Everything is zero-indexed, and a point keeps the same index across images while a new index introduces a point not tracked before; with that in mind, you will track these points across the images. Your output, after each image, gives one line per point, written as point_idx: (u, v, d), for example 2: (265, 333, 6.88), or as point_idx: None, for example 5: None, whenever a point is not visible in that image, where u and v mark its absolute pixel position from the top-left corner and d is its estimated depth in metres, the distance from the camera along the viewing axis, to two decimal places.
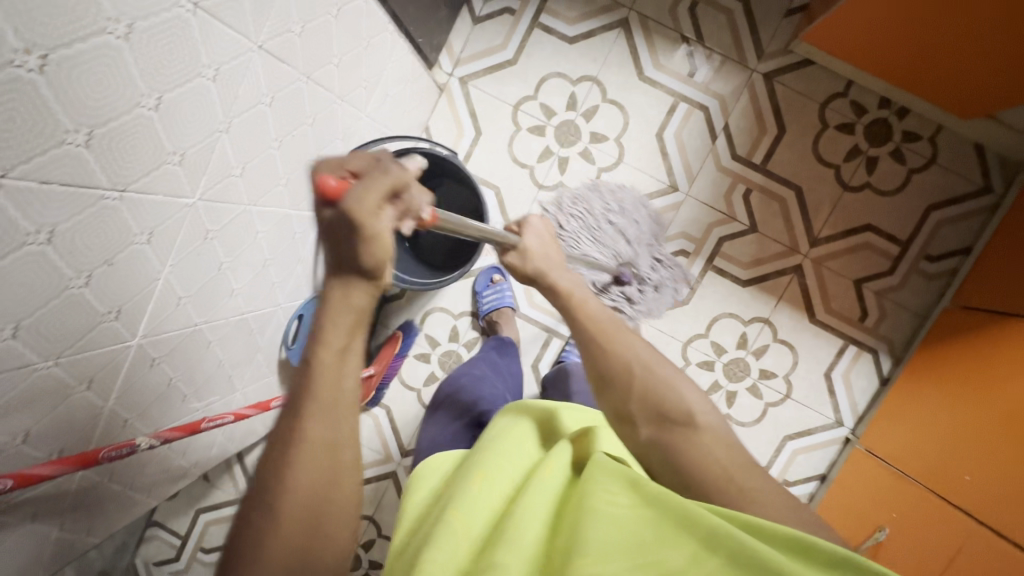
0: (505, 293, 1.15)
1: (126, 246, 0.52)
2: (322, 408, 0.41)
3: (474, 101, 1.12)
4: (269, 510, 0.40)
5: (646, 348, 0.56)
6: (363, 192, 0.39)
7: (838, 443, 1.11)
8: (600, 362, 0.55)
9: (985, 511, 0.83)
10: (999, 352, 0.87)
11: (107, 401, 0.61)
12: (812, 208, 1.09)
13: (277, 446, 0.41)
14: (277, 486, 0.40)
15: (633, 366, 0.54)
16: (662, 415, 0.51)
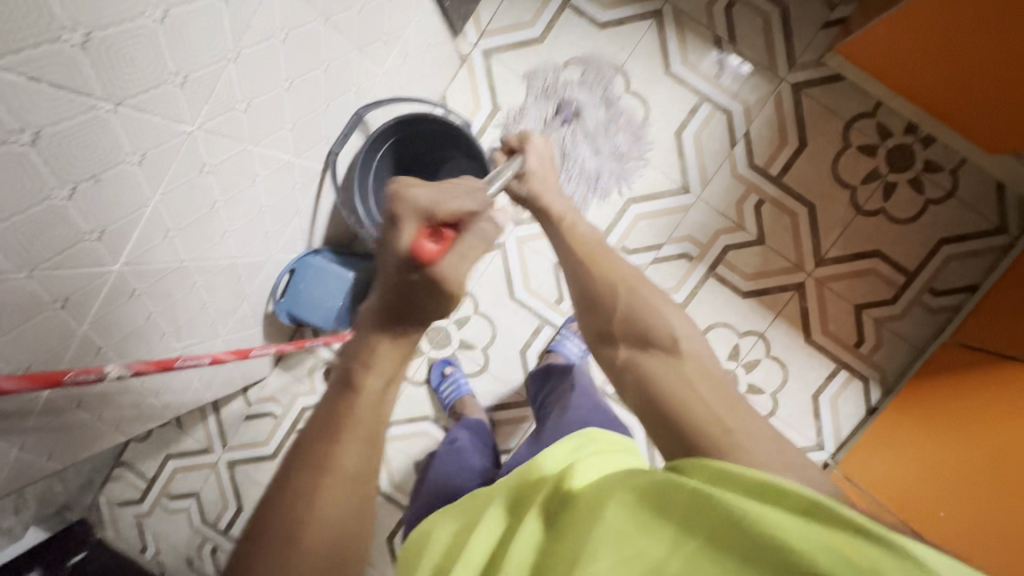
0: (461, 383, 1.12)
1: (115, 163, 0.49)
2: (361, 432, 0.45)
3: (495, 76, 1.10)
4: (288, 552, 0.40)
5: (633, 270, 0.63)
6: (460, 262, 0.50)
7: (816, 467, 1.10)
8: (589, 282, 0.62)
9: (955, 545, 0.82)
10: (991, 388, 0.86)
11: (82, 324, 0.59)
12: (822, 226, 1.07)
13: (308, 471, 0.42)
14: (299, 521, 0.41)
15: (618, 284, 0.61)
16: (642, 338, 0.56)
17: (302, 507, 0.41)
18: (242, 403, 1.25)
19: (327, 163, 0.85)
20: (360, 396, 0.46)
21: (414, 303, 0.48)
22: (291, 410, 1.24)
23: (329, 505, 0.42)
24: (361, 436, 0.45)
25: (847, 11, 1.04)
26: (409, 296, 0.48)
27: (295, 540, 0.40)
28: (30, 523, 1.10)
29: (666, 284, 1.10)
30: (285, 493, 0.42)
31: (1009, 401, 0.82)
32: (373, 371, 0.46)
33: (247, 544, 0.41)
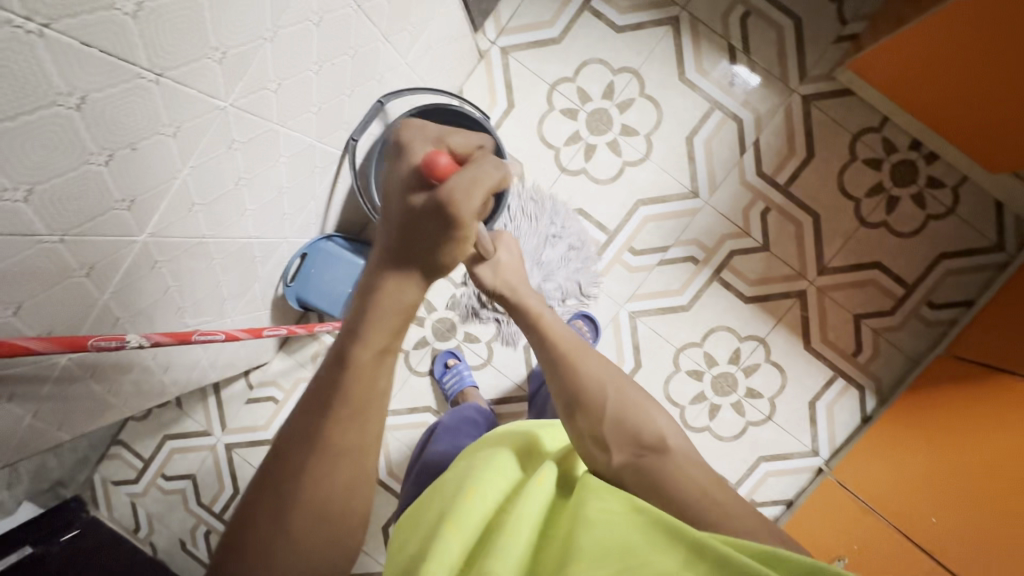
0: (464, 375, 1.14)
1: (152, 133, 0.50)
2: (352, 414, 0.46)
3: (512, 73, 1.11)
4: (281, 519, 0.44)
5: (608, 368, 0.65)
6: (469, 182, 0.45)
7: (809, 472, 1.12)
8: (576, 384, 0.62)
9: (949, 555, 0.84)
10: (988, 401, 0.89)
11: (104, 293, 0.60)
12: (826, 235, 1.09)
13: (300, 447, 0.45)
14: (292, 492, 0.44)
15: (606, 386, 0.62)
16: (636, 443, 0.58)
17: (297, 485, 0.44)
18: (243, 386, 1.25)
19: (346, 149, 0.86)
20: (352, 371, 0.46)
21: (417, 237, 0.47)
22: (292, 395, 1.25)
23: (319, 482, 0.45)
24: (352, 416, 0.46)
25: (858, 28, 1.06)
26: (414, 221, 0.46)
27: (287, 511, 0.44)
28: (23, 498, 1.10)
29: (671, 285, 1.12)
30: (280, 466, 0.45)
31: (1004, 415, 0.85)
32: (366, 344, 0.46)
33: (246, 507, 0.45)
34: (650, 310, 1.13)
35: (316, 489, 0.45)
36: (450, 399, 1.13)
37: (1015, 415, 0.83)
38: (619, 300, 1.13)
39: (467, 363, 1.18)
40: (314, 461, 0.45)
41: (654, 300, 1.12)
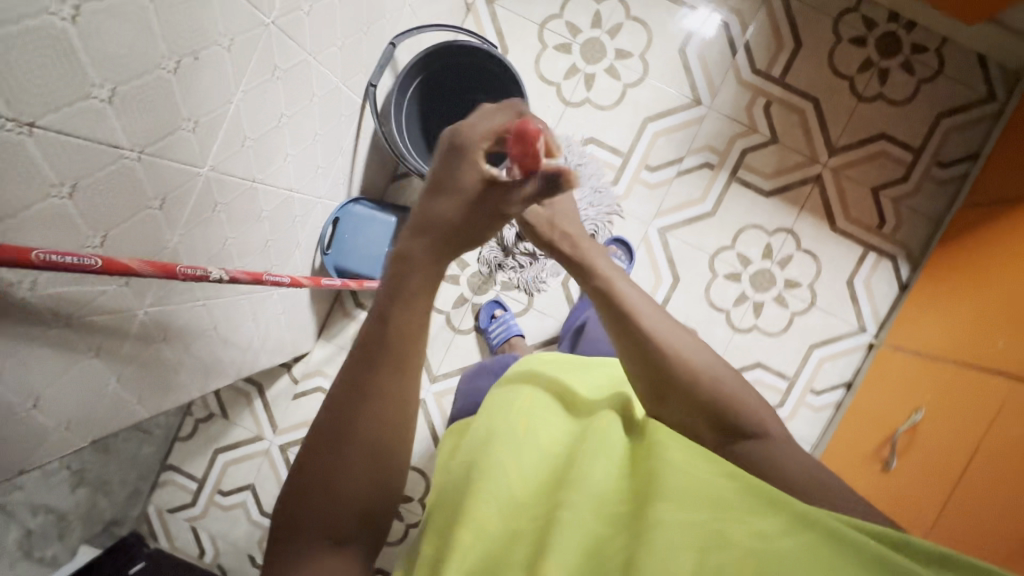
0: (511, 324, 1.14)
1: (210, 43, 0.51)
2: (392, 358, 0.45)
3: (501, 20, 1.14)
4: (337, 457, 0.44)
5: (701, 347, 0.56)
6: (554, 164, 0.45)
7: (862, 350, 1.16)
8: (661, 366, 0.53)
9: (1006, 370, 0.83)
10: None
11: (174, 234, 0.59)
12: (829, 117, 1.13)
13: (349, 390, 0.45)
14: (344, 433, 0.44)
15: (698, 370, 0.53)
16: (728, 427, 0.53)
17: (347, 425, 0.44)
18: (288, 382, 1.23)
19: (366, 96, 0.87)
20: (392, 323, 0.45)
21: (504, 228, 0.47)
22: None
23: (370, 422, 0.44)
24: (395, 360, 0.45)
25: None
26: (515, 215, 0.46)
27: (342, 448, 0.44)
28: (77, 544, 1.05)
29: (693, 195, 1.15)
30: (332, 408, 0.45)
31: None
32: (405, 301, 0.46)
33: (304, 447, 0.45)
34: (677, 224, 1.15)
35: (368, 428, 0.44)
36: (496, 349, 1.14)
37: None
38: (646, 220, 1.15)
39: (511, 311, 1.18)
40: (365, 404, 0.44)
41: (678, 212, 1.15)
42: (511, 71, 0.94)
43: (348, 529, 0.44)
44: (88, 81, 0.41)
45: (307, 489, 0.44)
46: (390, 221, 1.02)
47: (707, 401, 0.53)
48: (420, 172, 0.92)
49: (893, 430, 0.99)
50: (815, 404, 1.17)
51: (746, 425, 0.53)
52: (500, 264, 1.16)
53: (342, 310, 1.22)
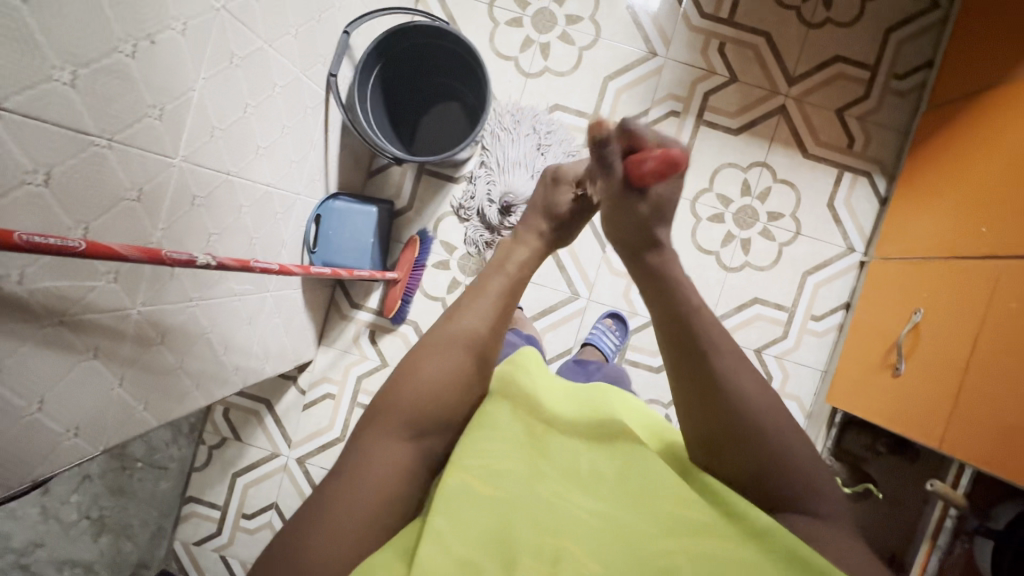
0: None
1: (164, 28, 0.52)
2: (495, 293, 0.58)
3: (451, 5, 1.16)
4: (439, 359, 0.53)
5: (769, 401, 0.51)
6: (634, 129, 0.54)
7: (853, 270, 1.17)
8: (725, 416, 0.50)
9: (996, 254, 0.84)
10: (1002, 107, 0.89)
11: (157, 229, 0.60)
12: (783, 49, 1.16)
13: (461, 307, 0.57)
14: (451, 337, 0.54)
15: (763, 433, 0.49)
16: (769, 490, 0.50)
17: (454, 336, 0.54)
18: (296, 394, 1.23)
19: (328, 87, 0.88)
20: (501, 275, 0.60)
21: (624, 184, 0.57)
22: (346, 385, 1.22)
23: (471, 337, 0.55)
24: (500, 295, 0.58)
25: None
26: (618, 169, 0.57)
27: (449, 352, 0.53)
28: None
29: None
30: (445, 321, 0.56)
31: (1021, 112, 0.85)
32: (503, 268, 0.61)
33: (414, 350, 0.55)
34: None
35: (469, 343, 0.54)
36: None
37: None
38: None
39: None
40: (473, 320, 0.55)
41: None
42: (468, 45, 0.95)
43: (421, 437, 0.52)
44: (47, 64, 0.42)
45: (412, 384, 0.52)
46: (371, 211, 1.04)
47: (751, 452, 0.49)
48: (395, 156, 0.94)
49: (895, 334, 1.00)
50: (818, 329, 1.18)
51: (777, 486, 0.49)
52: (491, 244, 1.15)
53: (339, 313, 1.22)
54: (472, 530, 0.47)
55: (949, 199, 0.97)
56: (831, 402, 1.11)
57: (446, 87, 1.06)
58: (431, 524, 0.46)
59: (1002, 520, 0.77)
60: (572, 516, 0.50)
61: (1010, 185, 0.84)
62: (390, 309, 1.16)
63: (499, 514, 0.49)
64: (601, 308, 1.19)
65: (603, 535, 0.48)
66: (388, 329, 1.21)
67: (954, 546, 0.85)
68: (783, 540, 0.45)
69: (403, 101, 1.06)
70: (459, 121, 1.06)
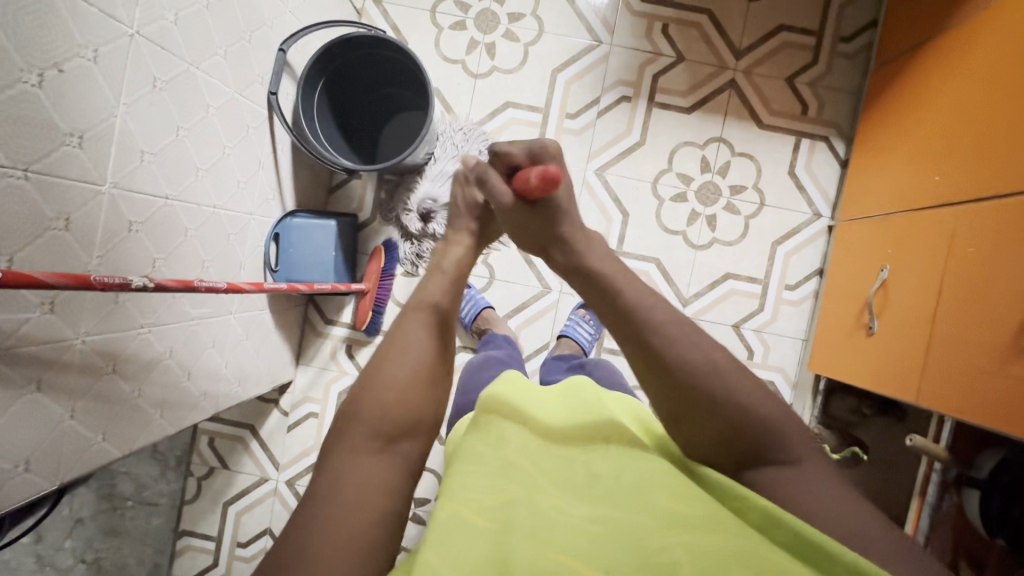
0: (477, 297, 1.15)
1: (72, 55, 0.52)
2: (449, 278, 0.58)
3: (394, 16, 1.17)
4: (397, 356, 0.51)
5: (709, 355, 0.49)
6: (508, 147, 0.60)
7: (822, 235, 1.17)
8: (685, 380, 0.48)
9: (950, 201, 0.84)
10: (943, 55, 0.89)
11: (92, 257, 0.60)
12: (727, 24, 1.16)
13: (413, 301, 0.55)
14: (405, 330, 0.53)
15: (722, 391, 0.47)
16: (754, 456, 0.48)
17: (410, 328, 0.53)
18: (279, 416, 1.23)
19: (270, 106, 0.89)
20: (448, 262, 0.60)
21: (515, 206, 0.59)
22: (328, 402, 1.21)
23: (426, 328, 0.53)
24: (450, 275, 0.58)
25: None
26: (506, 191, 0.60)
27: (404, 345, 0.52)
28: None
29: (619, 131, 1.17)
30: (399, 321, 0.54)
31: (960, 58, 0.85)
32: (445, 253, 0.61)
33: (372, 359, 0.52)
34: (612, 162, 1.17)
35: (424, 334, 0.53)
36: (471, 327, 1.14)
37: (971, 56, 0.82)
38: (580, 165, 1.17)
39: (476, 288, 1.18)
40: (423, 310, 0.54)
41: (609, 150, 1.17)
42: (406, 52, 0.96)
43: (397, 446, 0.49)
44: None
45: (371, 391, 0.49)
46: (330, 224, 1.04)
47: (709, 411, 0.48)
48: (346, 166, 0.95)
49: (865, 293, 0.99)
50: (794, 299, 1.17)
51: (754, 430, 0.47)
52: (419, 253, 1.16)
53: (314, 331, 1.21)
54: (463, 554, 0.42)
55: (902, 154, 0.97)
56: (812, 368, 1.11)
57: (396, 97, 1.07)
58: (422, 559, 0.42)
59: (984, 468, 0.76)
60: (566, 528, 0.45)
61: (957, 132, 0.84)
62: (361, 321, 1.16)
63: (490, 537, 0.44)
64: (575, 299, 1.19)
65: (601, 543, 0.43)
66: (364, 343, 1.20)
67: (944, 501, 0.85)
68: (786, 525, 0.43)
69: (354, 115, 1.07)
70: (410, 127, 1.07)
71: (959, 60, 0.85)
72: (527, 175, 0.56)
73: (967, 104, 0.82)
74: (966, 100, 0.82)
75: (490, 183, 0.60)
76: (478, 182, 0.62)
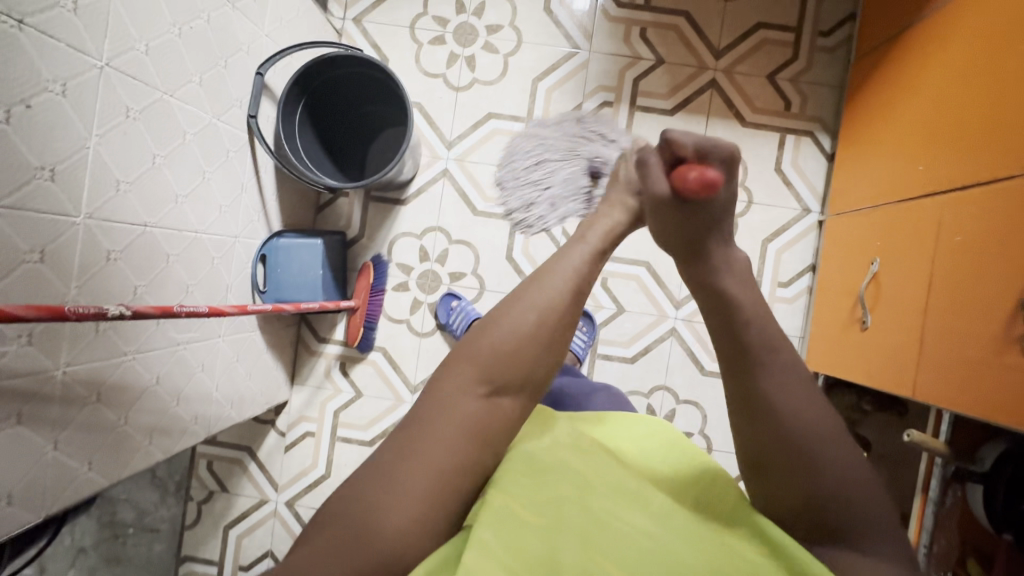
0: (468, 308, 1.13)
1: (39, 90, 0.53)
2: (584, 246, 0.53)
3: (373, 34, 1.18)
4: (523, 307, 0.48)
5: (822, 420, 0.45)
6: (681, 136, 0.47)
7: (813, 230, 1.16)
8: (781, 430, 0.45)
9: (935, 189, 0.82)
10: (922, 44, 0.89)
11: (70, 287, 0.60)
12: (705, 25, 1.16)
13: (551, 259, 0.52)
14: (532, 285, 0.50)
15: (818, 451, 0.44)
16: (823, 527, 0.44)
17: (541, 284, 0.50)
18: (276, 437, 1.22)
19: (251, 129, 0.90)
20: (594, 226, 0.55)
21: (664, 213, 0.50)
22: (325, 421, 1.21)
23: (550, 289, 0.49)
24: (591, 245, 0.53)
25: None
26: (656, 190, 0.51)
27: (532, 303, 0.48)
28: None
29: None
30: (539, 272, 0.51)
31: (939, 46, 0.84)
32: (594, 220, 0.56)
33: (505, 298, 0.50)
34: None
35: (548, 293, 0.49)
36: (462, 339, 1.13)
37: (949, 43, 0.82)
38: None
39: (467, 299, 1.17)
40: (555, 269, 0.51)
41: None
42: (384, 68, 0.97)
43: (495, 397, 0.47)
44: None
45: (494, 336, 0.47)
46: (317, 244, 1.04)
47: (800, 466, 0.44)
48: (326, 184, 0.95)
49: (859, 287, 0.98)
50: (788, 296, 1.16)
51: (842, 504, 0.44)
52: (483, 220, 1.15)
53: (308, 350, 1.21)
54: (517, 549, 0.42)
55: (886, 144, 0.96)
56: (810, 366, 1.09)
57: (379, 113, 1.07)
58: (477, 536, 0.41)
59: (986, 461, 0.74)
60: (628, 542, 0.45)
61: (939, 119, 0.83)
62: (354, 337, 1.16)
63: (549, 537, 0.44)
64: None
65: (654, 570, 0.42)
66: (358, 359, 1.20)
67: (946, 495, 0.82)
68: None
69: (338, 133, 1.08)
70: (392, 141, 1.07)
71: (938, 47, 0.84)
72: (683, 175, 0.47)
73: (947, 91, 0.82)
74: (946, 87, 0.82)
75: (647, 173, 0.50)
76: (635, 168, 0.53)
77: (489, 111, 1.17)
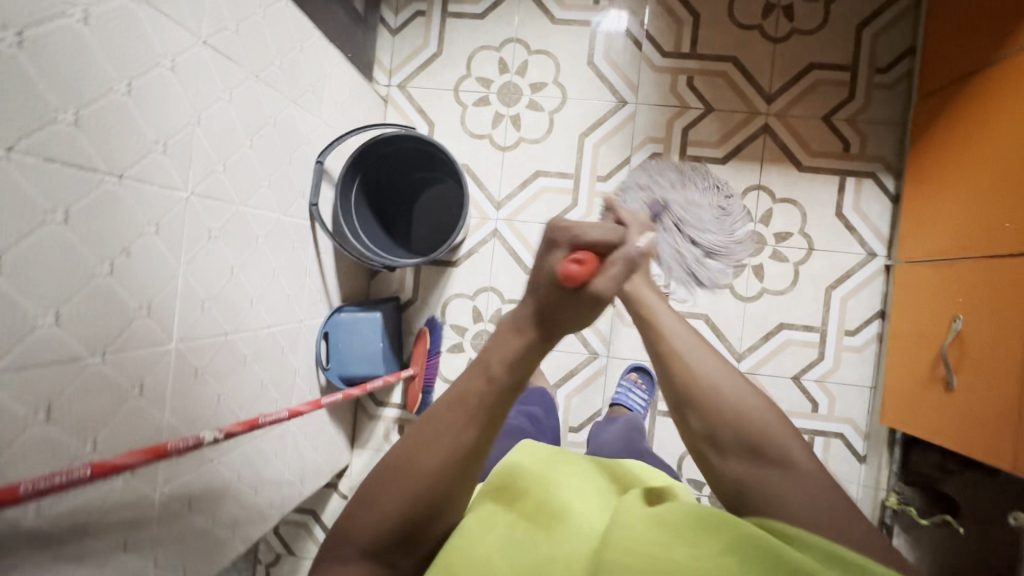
0: None
1: (138, 236, 0.55)
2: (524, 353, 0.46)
3: (418, 100, 1.19)
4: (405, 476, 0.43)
5: (722, 363, 0.55)
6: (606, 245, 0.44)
7: (880, 275, 1.11)
8: (689, 377, 0.54)
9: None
10: (997, 92, 0.84)
11: (165, 412, 0.62)
12: (754, 70, 1.13)
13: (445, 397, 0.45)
14: (412, 446, 0.44)
15: (721, 386, 0.53)
16: (753, 446, 0.50)
17: (423, 440, 0.44)
18: (339, 500, 1.24)
19: (313, 216, 0.92)
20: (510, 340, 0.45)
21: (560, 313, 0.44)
22: None
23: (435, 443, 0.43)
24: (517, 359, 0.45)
25: None
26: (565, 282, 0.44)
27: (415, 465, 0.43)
28: None
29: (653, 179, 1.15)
30: (428, 417, 0.45)
31: (1016, 96, 0.80)
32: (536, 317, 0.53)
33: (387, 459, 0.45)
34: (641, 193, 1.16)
35: (432, 450, 0.43)
36: None
37: None
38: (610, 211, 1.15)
39: None
40: (446, 412, 0.44)
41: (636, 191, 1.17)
42: (435, 143, 0.97)
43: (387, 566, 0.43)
44: (30, 315, 0.46)
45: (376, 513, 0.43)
46: (376, 316, 1.05)
47: (712, 406, 0.52)
48: (387, 264, 0.97)
49: (939, 345, 0.93)
50: (856, 345, 1.12)
51: (748, 418, 0.51)
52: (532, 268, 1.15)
53: (366, 414, 1.23)
54: None
55: (962, 192, 0.91)
56: (886, 421, 1.05)
57: (427, 180, 1.08)
58: None
59: None
60: None
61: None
62: (412, 404, 1.16)
63: None
64: (624, 363, 1.16)
65: None
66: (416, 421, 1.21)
67: None
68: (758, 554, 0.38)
69: (393, 206, 1.09)
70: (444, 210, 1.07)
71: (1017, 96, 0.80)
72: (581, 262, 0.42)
73: None
74: None
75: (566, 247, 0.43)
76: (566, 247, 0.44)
77: (536, 169, 1.17)
